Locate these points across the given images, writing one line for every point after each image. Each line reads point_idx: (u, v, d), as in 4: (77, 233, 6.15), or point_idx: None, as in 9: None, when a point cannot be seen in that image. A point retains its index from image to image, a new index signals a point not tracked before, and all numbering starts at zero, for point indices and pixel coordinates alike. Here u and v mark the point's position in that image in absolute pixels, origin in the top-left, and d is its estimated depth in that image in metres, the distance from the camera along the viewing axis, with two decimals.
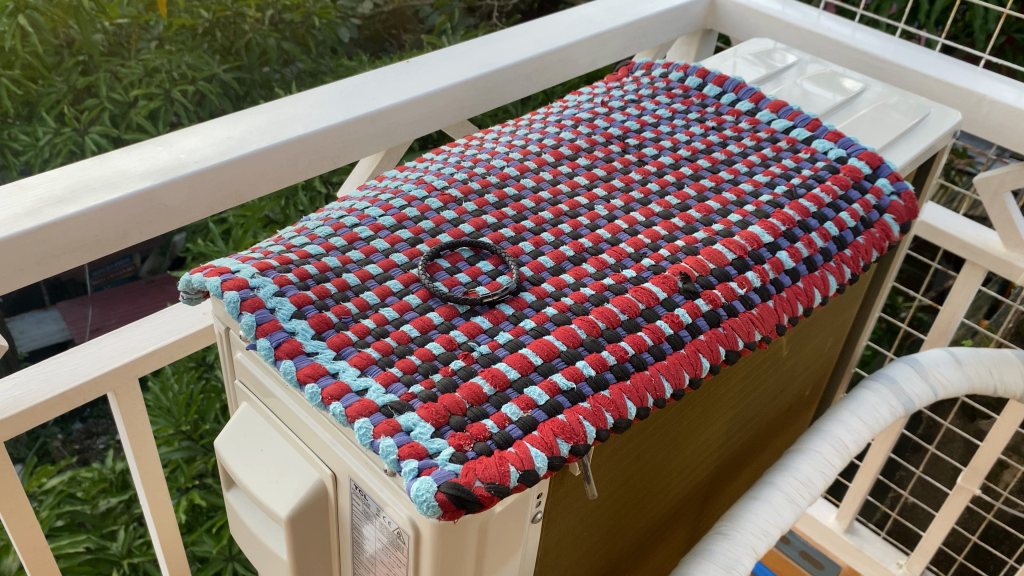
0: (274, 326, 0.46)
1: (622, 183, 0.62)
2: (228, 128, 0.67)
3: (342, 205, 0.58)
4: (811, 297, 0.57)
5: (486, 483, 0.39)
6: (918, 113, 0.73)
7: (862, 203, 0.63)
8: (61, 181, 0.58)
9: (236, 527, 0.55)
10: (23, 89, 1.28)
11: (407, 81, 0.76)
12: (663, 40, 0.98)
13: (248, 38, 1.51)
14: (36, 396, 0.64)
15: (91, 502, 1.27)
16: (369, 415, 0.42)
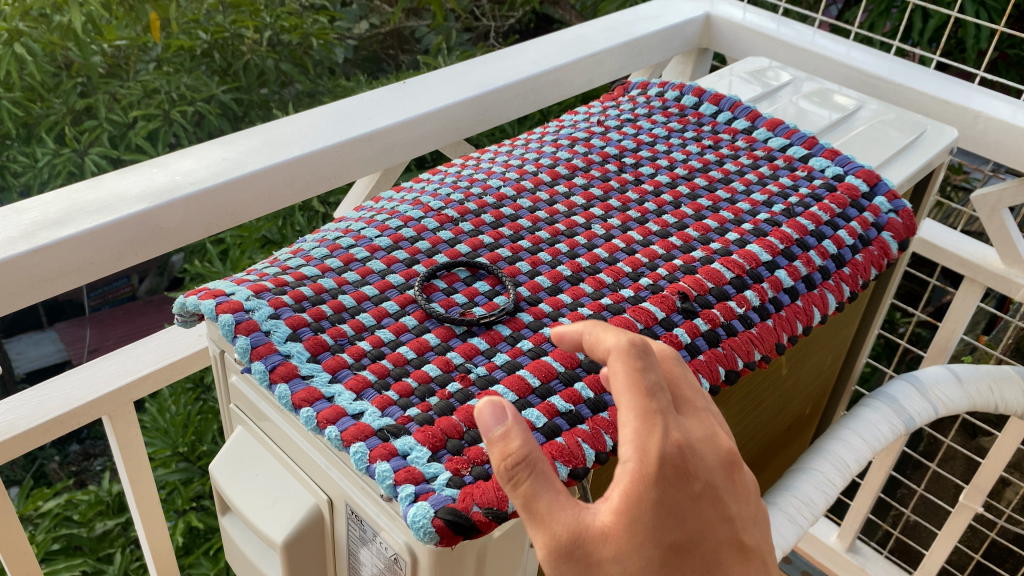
0: (269, 349, 0.46)
1: (619, 203, 0.62)
2: (224, 149, 0.67)
3: (338, 226, 0.57)
4: (810, 316, 0.57)
5: (483, 508, 0.39)
6: (914, 130, 0.73)
7: (860, 220, 0.62)
8: (56, 204, 0.57)
9: (231, 554, 0.54)
10: (23, 110, 1.33)
11: (404, 102, 0.76)
12: (657, 60, 0.98)
13: (246, 60, 1.51)
14: (30, 420, 0.63)
15: (87, 526, 1.21)
16: (365, 439, 0.42)
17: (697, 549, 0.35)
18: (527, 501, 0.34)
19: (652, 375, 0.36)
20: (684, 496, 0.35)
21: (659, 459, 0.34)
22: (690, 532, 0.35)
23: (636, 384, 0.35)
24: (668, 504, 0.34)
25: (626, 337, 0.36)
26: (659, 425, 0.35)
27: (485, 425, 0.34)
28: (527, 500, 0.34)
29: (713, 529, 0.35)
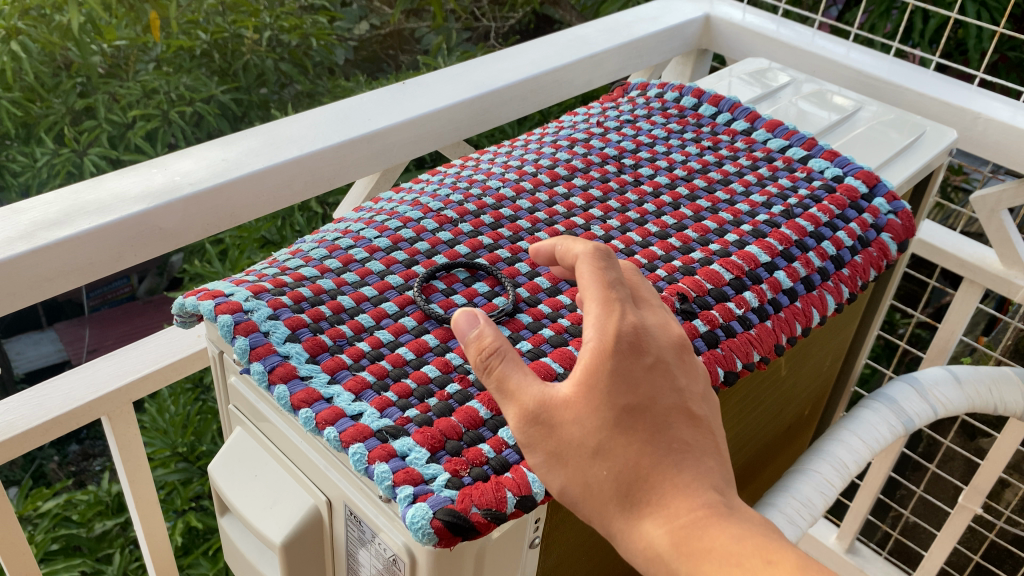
0: (268, 350, 0.46)
1: (618, 204, 0.62)
2: (223, 150, 0.67)
3: (337, 227, 0.57)
4: (810, 318, 0.57)
5: (482, 509, 0.39)
6: (913, 132, 0.73)
7: (859, 222, 0.62)
8: (56, 204, 0.57)
9: (230, 554, 0.54)
10: (22, 110, 1.32)
11: (404, 103, 0.76)
12: (657, 61, 0.98)
13: (246, 60, 1.52)
14: (29, 420, 0.63)
15: (86, 526, 1.20)
16: (364, 440, 0.42)
17: (649, 415, 0.38)
18: (499, 380, 0.38)
19: (614, 274, 0.41)
20: (639, 367, 0.39)
21: (615, 334, 0.39)
22: (642, 397, 0.38)
23: (599, 280, 0.40)
24: (623, 374, 0.38)
25: (592, 246, 0.42)
26: (620, 310, 0.39)
27: (461, 329, 0.39)
28: (500, 382, 0.38)
29: (665, 397, 0.39)
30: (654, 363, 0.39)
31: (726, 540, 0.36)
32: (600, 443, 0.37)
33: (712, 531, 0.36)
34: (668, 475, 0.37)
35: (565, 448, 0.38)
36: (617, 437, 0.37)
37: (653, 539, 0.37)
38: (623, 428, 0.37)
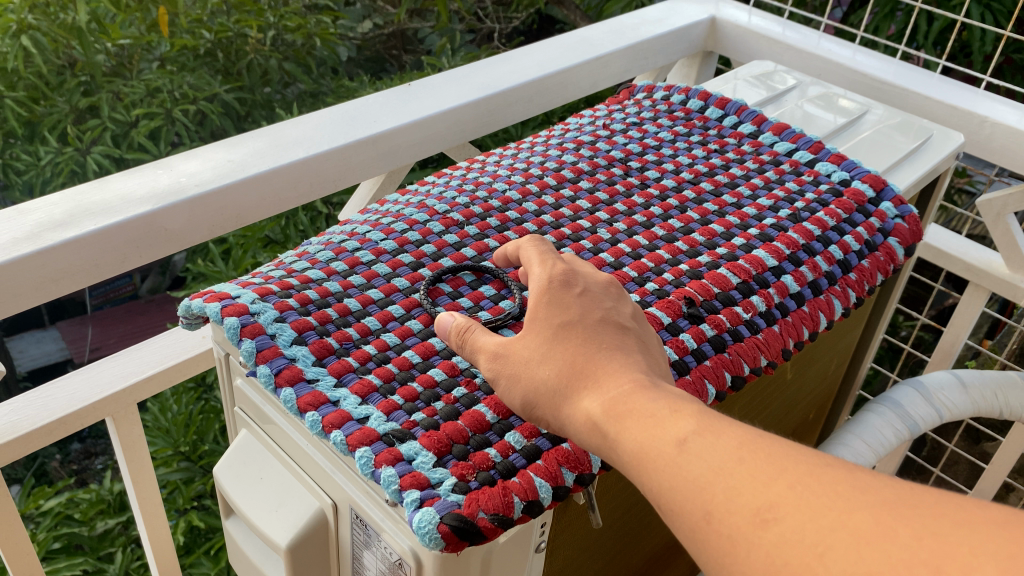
0: (275, 352, 0.46)
1: (624, 207, 0.61)
2: (229, 151, 0.67)
3: (343, 229, 0.57)
4: (816, 322, 0.57)
5: (489, 514, 0.39)
6: (921, 135, 0.72)
7: (866, 226, 0.62)
8: (61, 205, 0.57)
9: (235, 555, 0.54)
10: (26, 109, 1.33)
11: (410, 104, 0.76)
12: (663, 63, 0.98)
13: (249, 59, 1.51)
14: (34, 421, 0.63)
15: (88, 524, 1.20)
16: (370, 444, 0.41)
17: (582, 325, 0.41)
18: (463, 335, 0.42)
19: (549, 248, 0.46)
20: (571, 296, 0.42)
21: (546, 277, 0.43)
22: (573, 314, 0.41)
23: (535, 250, 0.46)
24: (557, 301, 0.42)
25: (529, 238, 0.48)
26: (552, 263, 0.45)
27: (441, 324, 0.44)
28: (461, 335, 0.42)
29: (595, 311, 0.41)
30: (583, 290, 0.43)
31: (645, 402, 0.36)
32: (543, 353, 0.40)
33: (634, 398, 0.36)
34: (601, 362, 0.39)
35: (513, 364, 0.40)
36: (554, 345, 0.40)
37: (589, 411, 0.37)
38: (560, 337, 0.40)
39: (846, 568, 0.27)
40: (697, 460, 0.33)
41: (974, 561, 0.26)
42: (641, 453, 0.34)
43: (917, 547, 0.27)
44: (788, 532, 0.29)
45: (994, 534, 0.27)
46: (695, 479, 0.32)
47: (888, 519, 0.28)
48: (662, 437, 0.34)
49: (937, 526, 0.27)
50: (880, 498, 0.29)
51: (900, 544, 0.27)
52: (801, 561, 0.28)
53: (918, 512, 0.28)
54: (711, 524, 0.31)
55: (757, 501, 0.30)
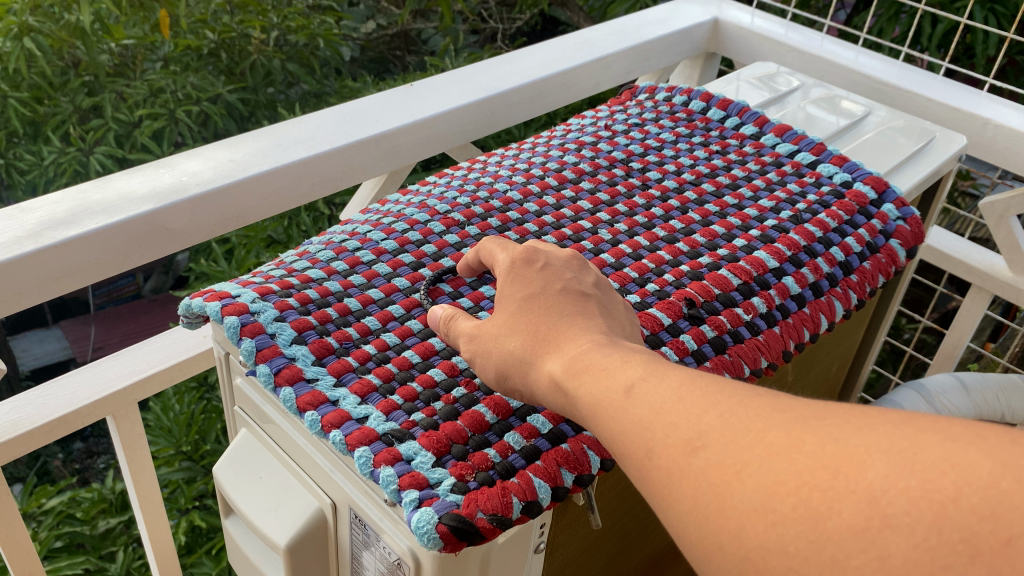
0: (274, 351, 0.46)
1: (626, 208, 0.61)
2: (231, 150, 0.67)
3: (344, 229, 0.57)
4: (817, 324, 0.57)
5: (488, 515, 0.39)
6: (923, 137, 0.72)
7: (867, 228, 0.62)
8: (63, 204, 0.57)
9: (234, 555, 0.54)
10: (30, 109, 1.34)
11: (411, 105, 0.76)
12: (665, 64, 0.97)
13: (253, 60, 1.51)
14: (35, 419, 0.63)
15: (90, 523, 1.19)
16: (369, 444, 0.41)
17: (545, 298, 0.42)
18: (448, 322, 0.45)
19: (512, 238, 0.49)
20: (535, 271, 0.44)
21: (509, 260, 0.46)
22: (536, 288, 0.43)
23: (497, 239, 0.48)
24: (519, 278, 0.44)
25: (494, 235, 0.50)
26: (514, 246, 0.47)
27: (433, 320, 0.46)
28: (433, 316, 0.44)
29: (556, 282, 0.43)
30: (544, 265, 0.45)
31: (598, 357, 0.37)
32: (510, 327, 0.42)
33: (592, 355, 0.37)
34: (561, 328, 0.40)
35: (486, 342, 0.42)
36: (518, 317, 0.42)
37: (552, 373, 0.38)
38: (524, 310, 0.42)
39: (759, 480, 0.29)
40: (642, 402, 0.33)
41: (866, 459, 0.28)
42: (595, 404, 0.35)
43: (818, 451, 0.28)
44: (713, 456, 0.30)
45: (883, 432, 0.28)
46: (638, 420, 0.33)
47: (796, 431, 0.30)
48: (611, 387, 0.35)
49: (837, 432, 0.29)
50: (789, 413, 0.30)
51: (805, 452, 0.29)
52: (719, 479, 0.30)
53: (819, 421, 0.30)
54: (652, 459, 0.32)
55: (688, 432, 0.31)
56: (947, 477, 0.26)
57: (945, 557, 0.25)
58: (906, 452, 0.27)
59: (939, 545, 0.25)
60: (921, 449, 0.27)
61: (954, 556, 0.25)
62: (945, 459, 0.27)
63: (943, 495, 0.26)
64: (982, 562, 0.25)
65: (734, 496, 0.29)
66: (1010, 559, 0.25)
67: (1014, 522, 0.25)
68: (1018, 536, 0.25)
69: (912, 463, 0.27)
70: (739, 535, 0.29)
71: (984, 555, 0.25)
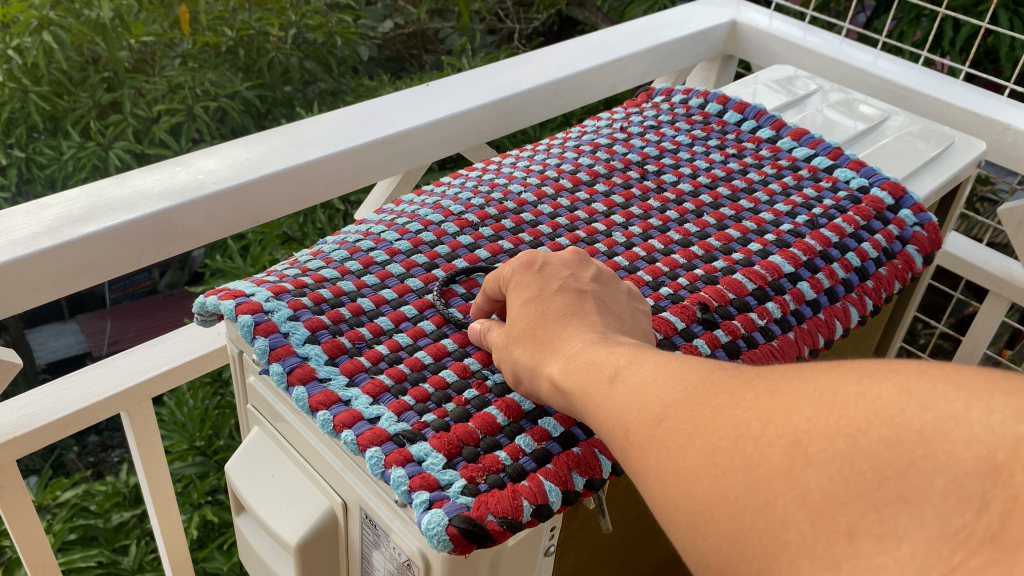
0: (287, 351, 0.46)
1: (640, 211, 0.61)
2: (247, 149, 0.67)
3: (359, 228, 0.57)
4: (832, 330, 0.56)
5: (498, 517, 0.39)
6: (942, 142, 0.72)
7: (884, 233, 0.62)
8: (80, 200, 0.58)
9: (245, 553, 0.54)
10: (50, 104, 1.35)
11: (427, 105, 0.76)
12: (683, 66, 0.97)
13: (270, 57, 1.52)
14: (49, 414, 0.64)
15: (104, 516, 1.20)
16: (380, 444, 0.41)
17: (542, 300, 0.43)
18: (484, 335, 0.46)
19: None
20: (534, 271, 0.44)
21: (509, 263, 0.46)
22: (532, 291, 0.43)
23: None
24: (519, 284, 0.44)
25: None
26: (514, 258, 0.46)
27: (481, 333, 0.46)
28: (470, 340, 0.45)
29: (553, 282, 0.44)
30: (543, 266, 0.45)
31: (589, 354, 0.38)
32: (512, 336, 0.42)
33: (584, 353, 0.38)
34: (558, 330, 0.41)
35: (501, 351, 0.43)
36: (516, 323, 0.42)
37: (551, 375, 0.39)
38: (522, 314, 0.42)
39: (705, 440, 0.29)
40: (622, 387, 0.34)
41: (794, 405, 0.28)
42: (584, 397, 0.36)
43: (756, 406, 0.29)
44: (675, 427, 0.31)
45: (810, 379, 0.29)
46: (617, 404, 0.34)
47: (740, 391, 0.30)
48: (599, 377, 0.36)
49: (773, 385, 0.30)
50: (740, 376, 0.31)
51: (744, 406, 0.29)
52: (675, 444, 0.30)
53: (763, 378, 0.30)
54: (629, 439, 0.32)
55: (654, 407, 0.32)
56: (860, 412, 0.26)
57: (857, 486, 0.25)
58: (828, 396, 0.28)
59: (852, 475, 0.25)
60: (840, 389, 0.28)
61: (864, 484, 0.25)
62: (860, 395, 0.27)
63: (854, 428, 0.26)
64: (888, 488, 0.24)
65: (685, 457, 0.30)
66: (912, 481, 0.24)
67: (915, 447, 0.25)
68: (920, 458, 0.25)
69: (831, 403, 0.27)
70: (688, 492, 0.29)
71: (890, 481, 0.25)
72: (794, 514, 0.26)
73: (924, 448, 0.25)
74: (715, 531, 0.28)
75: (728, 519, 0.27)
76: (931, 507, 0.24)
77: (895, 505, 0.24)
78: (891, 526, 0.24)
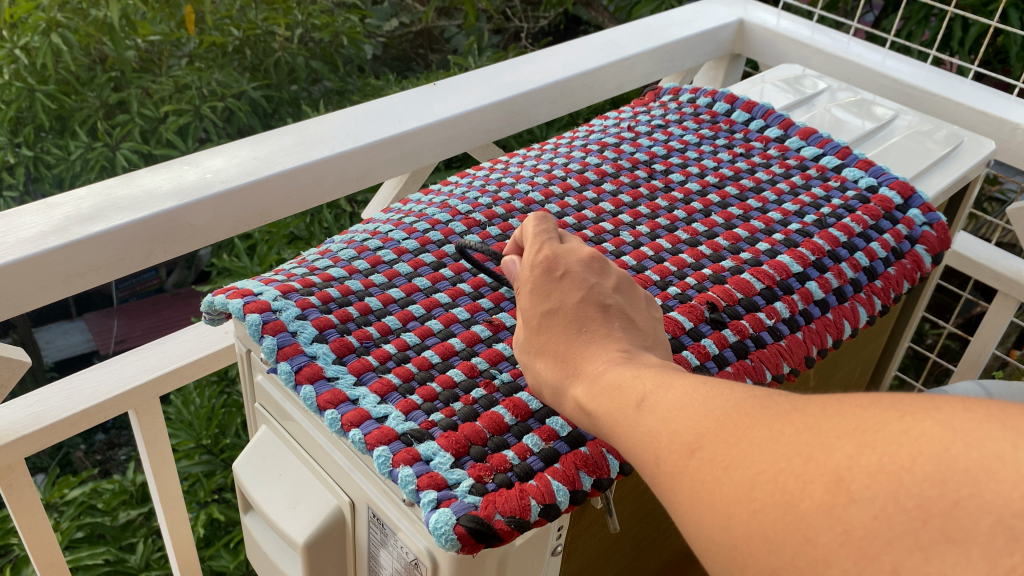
0: (296, 350, 0.46)
1: (648, 210, 0.61)
2: (254, 148, 0.67)
3: (366, 227, 0.57)
4: (841, 329, 0.56)
5: (506, 517, 0.39)
6: (951, 141, 0.71)
7: (893, 233, 0.62)
8: (89, 200, 0.58)
9: (252, 551, 0.54)
10: (57, 104, 1.36)
11: (435, 104, 0.76)
12: (691, 65, 0.97)
13: (277, 57, 1.52)
14: (57, 413, 0.64)
15: (111, 514, 1.20)
16: (389, 443, 0.42)
17: (563, 310, 0.41)
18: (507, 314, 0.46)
19: (552, 225, 0.47)
20: (556, 279, 0.43)
21: (531, 265, 0.44)
22: (554, 302, 0.42)
23: (532, 232, 0.47)
24: (541, 291, 0.43)
25: (532, 218, 0.48)
26: (535, 256, 0.45)
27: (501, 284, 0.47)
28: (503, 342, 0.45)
29: (574, 293, 0.42)
30: (563, 273, 0.43)
31: (614, 377, 0.37)
32: (534, 347, 0.42)
33: (607, 376, 0.37)
34: (580, 349, 0.40)
35: (523, 355, 0.43)
36: (539, 335, 0.42)
37: (576, 397, 0.39)
38: (542, 330, 0.41)
39: (743, 473, 0.29)
40: (651, 411, 0.34)
41: (836, 441, 0.27)
42: (612, 422, 0.36)
43: (787, 442, 0.28)
44: (708, 456, 0.30)
45: (851, 414, 0.28)
46: (647, 430, 0.33)
47: (777, 424, 0.29)
48: (625, 402, 0.35)
49: (813, 420, 0.29)
50: (775, 407, 0.31)
51: (784, 441, 0.29)
52: (710, 475, 0.30)
53: (802, 409, 0.30)
54: (658, 466, 0.32)
55: (688, 435, 0.31)
56: (903, 449, 0.26)
57: (901, 524, 0.24)
58: (864, 431, 0.27)
59: (896, 513, 0.25)
60: (882, 426, 0.27)
61: (908, 523, 0.24)
62: (902, 432, 0.26)
63: (898, 466, 0.25)
64: (934, 527, 0.24)
65: (722, 488, 0.29)
66: (959, 521, 0.24)
67: (961, 485, 0.24)
68: (965, 497, 0.24)
69: (874, 441, 0.26)
70: (731, 533, 0.28)
71: (935, 520, 0.24)
72: (836, 551, 0.25)
73: (971, 487, 0.24)
74: (755, 565, 0.28)
75: (768, 554, 0.27)
76: (978, 547, 0.23)
77: (941, 545, 0.24)
78: (938, 566, 0.23)
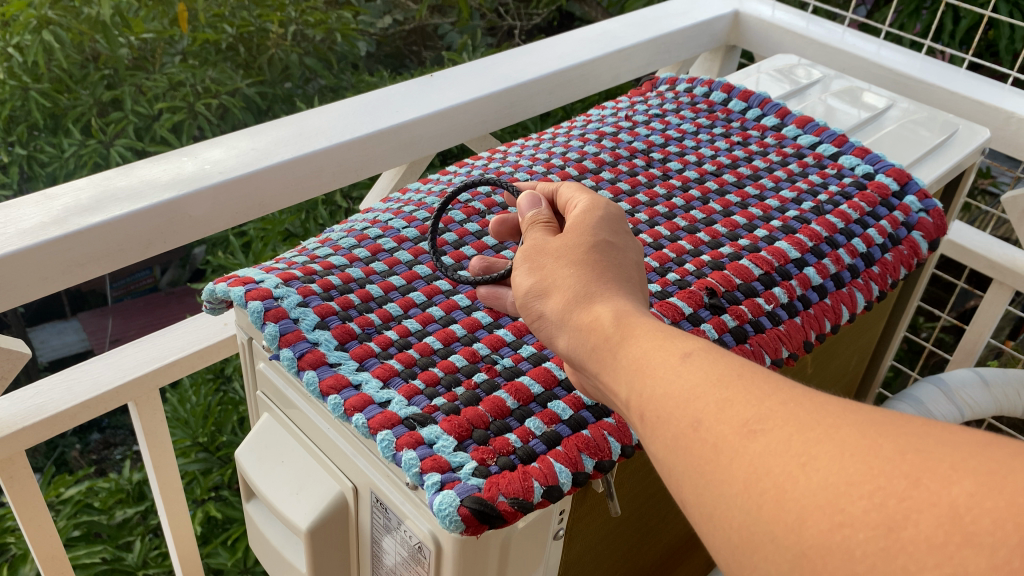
0: (297, 336, 0.46)
1: (646, 198, 0.61)
2: (253, 139, 0.67)
3: (366, 217, 0.57)
4: (839, 314, 0.56)
5: (509, 498, 0.39)
6: (946, 129, 0.72)
7: (889, 219, 0.62)
8: (88, 190, 0.58)
9: (256, 539, 0.54)
10: (51, 102, 1.35)
11: (432, 95, 0.76)
12: (686, 56, 0.97)
13: (270, 54, 1.52)
14: (59, 404, 0.64)
15: (107, 512, 1.20)
16: (392, 427, 0.42)
17: (621, 254, 0.42)
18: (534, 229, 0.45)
19: None
20: (623, 231, 0.44)
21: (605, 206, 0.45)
22: (618, 242, 0.43)
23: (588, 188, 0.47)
24: (605, 226, 0.43)
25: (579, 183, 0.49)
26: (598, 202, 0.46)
27: (521, 210, 0.47)
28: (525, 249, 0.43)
29: (633, 253, 0.43)
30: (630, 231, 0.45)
31: (649, 326, 0.36)
32: (580, 257, 0.41)
33: (640, 318, 0.37)
34: (616, 287, 0.40)
35: (546, 255, 0.42)
36: (591, 251, 0.41)
37: (601, 314, 0.38)
38: (598, 253, 0.41)
39: (824, 476, 0.26)
40: (694, 370, 0.32)
41: (951, 474, 0.25)
42: (643, 361, 0.34)
43: (849, 436, 0.27)
44: (772, 442, 0.28)
45: (969, 448, 0.25)
46: (689, 389, 0.32)
47: (872, 434, 0.27)
48: (668, 353, 0.34)
49: (912, 439, 0.26)
50: (855, 412, 0.28)
51: (884, 456, 0.26)
52: (771, 465, 0.28)
53: (886, 419, 0.28)
54: (698, 431, 0.30)
55: (746, 414, 0.29)
56: None
57: None
58: (916, 430, 0.27)
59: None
60: (1013, 471, 0.24)
61: None
62: None
63: None
64: None
65: (786, 485, 0.27)
66: None
67: None
68: None
69: (1002, 483, 0.24)
70: (752, 511, 0.28)
71: None
72: None
73: None
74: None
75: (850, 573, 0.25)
76: None
77: None
78: None
